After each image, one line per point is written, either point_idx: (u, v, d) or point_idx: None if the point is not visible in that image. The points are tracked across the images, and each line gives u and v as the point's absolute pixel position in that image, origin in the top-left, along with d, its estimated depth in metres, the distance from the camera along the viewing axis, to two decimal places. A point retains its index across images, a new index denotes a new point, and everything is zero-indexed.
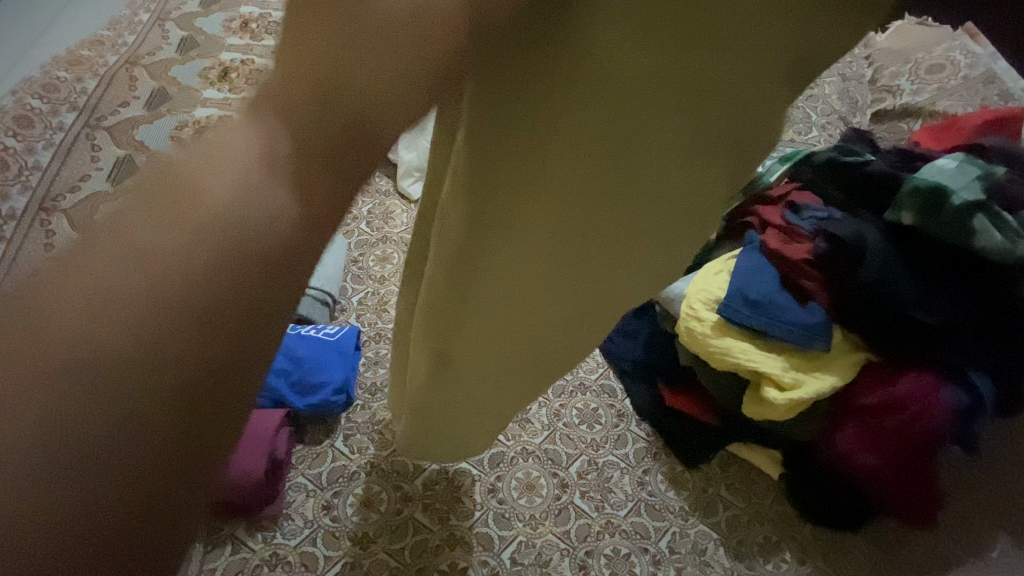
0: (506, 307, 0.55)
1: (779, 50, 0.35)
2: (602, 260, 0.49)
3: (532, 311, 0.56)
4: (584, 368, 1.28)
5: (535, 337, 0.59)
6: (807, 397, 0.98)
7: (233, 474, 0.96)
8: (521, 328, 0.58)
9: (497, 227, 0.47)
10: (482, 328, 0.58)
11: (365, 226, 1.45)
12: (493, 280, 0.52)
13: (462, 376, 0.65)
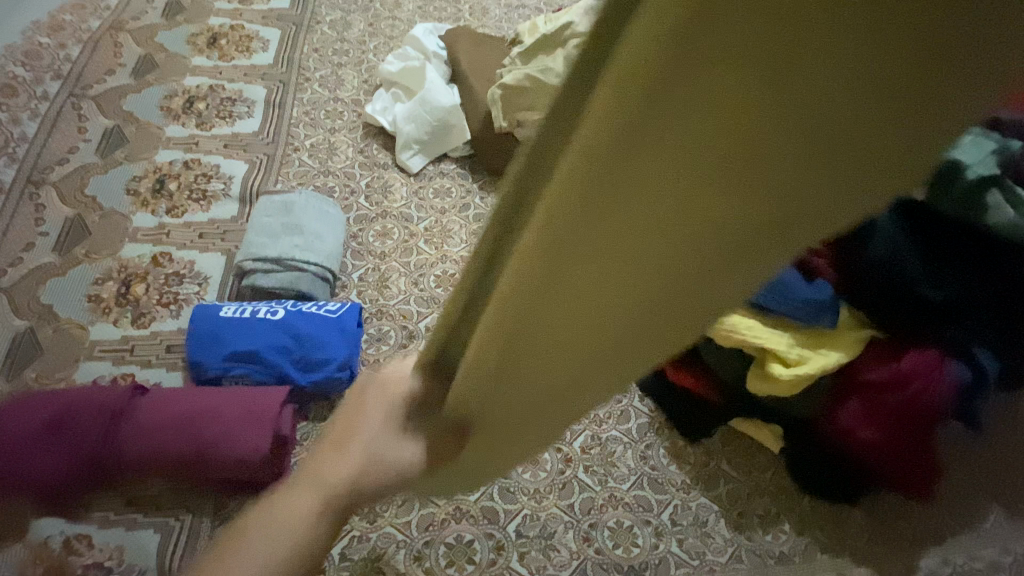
0: (622, 258, 0.42)
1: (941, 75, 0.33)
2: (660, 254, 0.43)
3: (651, 263, 0.44)
4: None
5: (622, 304, 0.48)
6: (813, 373, 0.98)
7: (238, 451, 0.95)
8: (624, 288, 0.46)
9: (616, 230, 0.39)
10: (575, 297, 0.45)
11: (364, 201, 1.42)
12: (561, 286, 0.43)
13: (523, 355, 0.50)
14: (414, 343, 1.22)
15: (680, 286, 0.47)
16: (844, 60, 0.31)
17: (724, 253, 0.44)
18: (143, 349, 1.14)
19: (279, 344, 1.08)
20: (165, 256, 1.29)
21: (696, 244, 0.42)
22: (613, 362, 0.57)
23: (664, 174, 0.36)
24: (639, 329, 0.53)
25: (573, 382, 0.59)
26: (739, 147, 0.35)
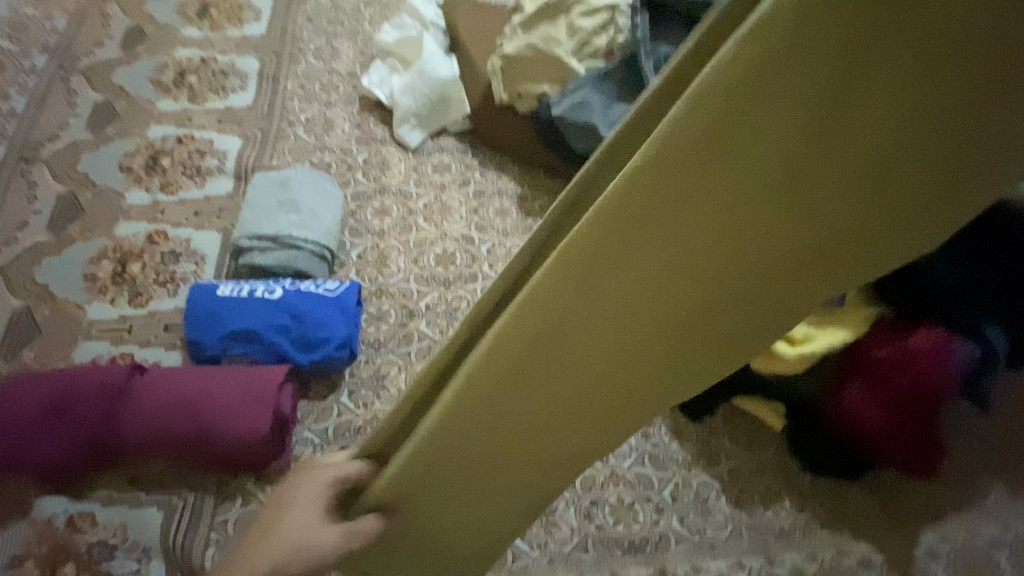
0: (713, 214, 0.43)
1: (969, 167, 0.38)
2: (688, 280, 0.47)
3: (753, 219, 0.43)
4: None
5: (602, 360, 0.53)
6: (818, 351, 0.98)
7: (239, 431, 0.95)
8: (622, 329, 0.50)
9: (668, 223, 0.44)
10: (661, 232, 0.44)
11: (362, 176, 1.39)
12: (600, 289, 0.48)
13: (467, 427, 0.57)
14: (414, 322, 1.21)
15: (736, 297, 0.48)
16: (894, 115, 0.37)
17: (825, 209, 0.42)
18: (141, 328, 1.13)
19: (278, 324, 1.06)
20: (160, 235, 1.27)
21: (806, 207, 0.42)
22: (557, 441, 0.62)
23: (810, 93, 0.37)
24: (710, 319, 0.49)
25: (509, 467, 0.65)
26: (866, 81, 0.36)
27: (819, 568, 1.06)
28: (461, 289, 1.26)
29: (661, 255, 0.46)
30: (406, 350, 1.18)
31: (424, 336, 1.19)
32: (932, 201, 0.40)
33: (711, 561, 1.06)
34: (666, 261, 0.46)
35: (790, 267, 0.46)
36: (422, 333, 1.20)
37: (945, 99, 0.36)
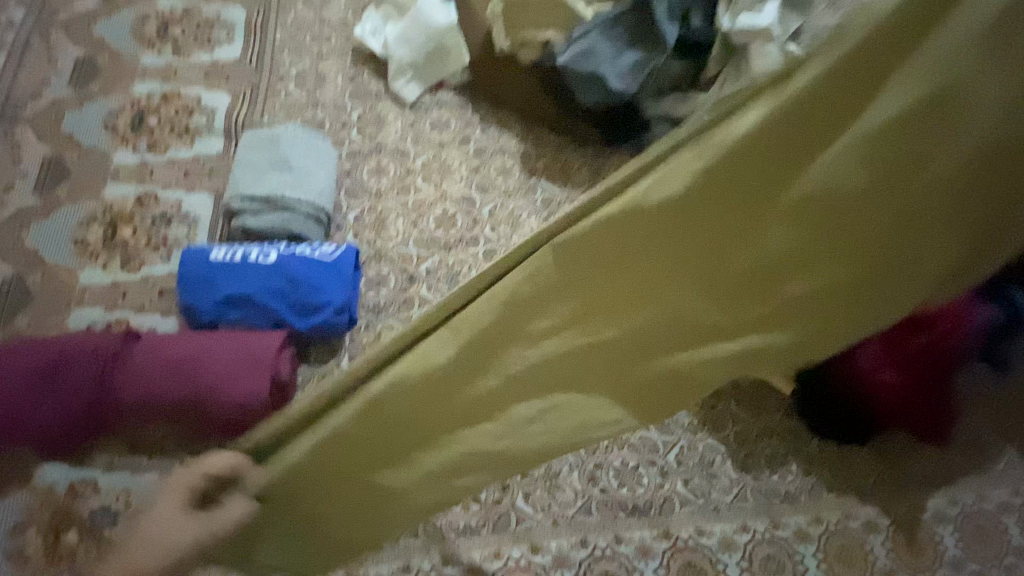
0: (605, 301, 0.68)
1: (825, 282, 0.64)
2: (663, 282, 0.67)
3: (723, 238, 0.65)
4: None
5: (463, 445, 0.70)
6: None
7: (238, 396, 0.93)
8: (484, 423, 0.70)
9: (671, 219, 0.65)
10: (666, 236, 0.66)
11: (356, 134, 1.32)
12: (618, 255, 0.67)
13: (360, 447, 0.69)
14: (414, 287, 1.17)
15: (598, 391, 0.70)
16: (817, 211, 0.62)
17: (766, 245, 0.64)
18: (134, 293, 1.10)
19: (273, 288, 1.03)
20: (150, 197, 1.22)
21: (753, 241, 0.64)
22: (395, 517, 0.72)
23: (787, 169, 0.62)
24: (667, 328, 0.68)
25: (356, 533, 0.72)
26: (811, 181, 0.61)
27: (824, 530, 1.06)
28: (463, 252, 1.22)
29: (543, 342, 0.69)
30: (407, 316, 1.14)
31: (425, 301, 1.16)
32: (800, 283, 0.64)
33: (715, 523, 1.06)
34: (547, 338, 0.69)
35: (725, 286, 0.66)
36: (423, 298, 1.16)
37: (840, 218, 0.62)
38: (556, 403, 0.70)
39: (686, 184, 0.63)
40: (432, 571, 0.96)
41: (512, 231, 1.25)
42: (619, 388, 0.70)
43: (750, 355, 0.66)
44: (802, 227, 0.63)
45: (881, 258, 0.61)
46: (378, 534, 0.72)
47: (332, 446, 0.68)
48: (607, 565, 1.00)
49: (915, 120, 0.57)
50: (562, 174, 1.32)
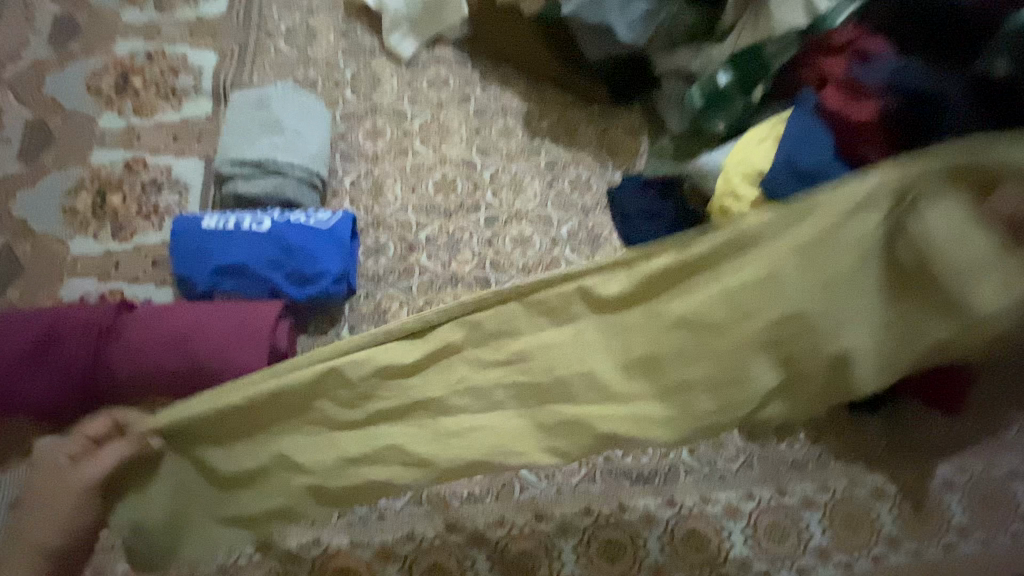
0: (536, 356, 0.82)
1: (717, 376, 0.80)
2: (633, 329, 0.82)
3: (699, 304, 0.79)
4: (600, 254, 1.18)
5: (320, 469, 0.80)
6: None
7: (235, 369, 0.92)
8: (356, 451, 0.80)
9: (677, 275, 0.81)
10: (668, 294, 0.82)
11: (350, 94, 1.26)
12: (627, 300, 0.82)
13: (253, 426, 0.80)
14: (414, 255, 1.14)
15: (486, 427, 0.81)
16: (787, 300, 0.77)
17: (716, 329, 0.79)
18: (126, 263, 1.06)
19: (268, 258, 1.00)
20: (139, 163, 1.17)
21: (709, 320, 0.79)
22: (213, 505, 0.81)
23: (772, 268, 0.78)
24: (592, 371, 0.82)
25: (183, 513, 0.80)
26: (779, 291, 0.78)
27: (830, 498, 1.06)
28: (464, 218, 1.18)
29: (484, 374, 0.82)
30: (407, 285, 1.11)
31: (425, 270, 1.13)
32: (712, 371, 0.79)
33: (720, 492, 1.05)
34: (494, 390, 0.82)
35: (667, 350, 0.81)
36: (423, 267, 1.13)
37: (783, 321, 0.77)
38: (420, 425, 0.81)
39: (671, 271, 0.80)
40: (436, 539, 0.95)
41: (514, 196, 1.21)
42: (508, 435, 0.81)
43: (632, 422, 0.81)
44: (743, 320, 0.78)
45: (738, 368, 0.79)
46: (197, 520, 0.81)
47: (238, 413, 0.79)
48: (612, 532, 1.00)
49: (855, 290, 0.76)
50: (565, 136, 1.27)
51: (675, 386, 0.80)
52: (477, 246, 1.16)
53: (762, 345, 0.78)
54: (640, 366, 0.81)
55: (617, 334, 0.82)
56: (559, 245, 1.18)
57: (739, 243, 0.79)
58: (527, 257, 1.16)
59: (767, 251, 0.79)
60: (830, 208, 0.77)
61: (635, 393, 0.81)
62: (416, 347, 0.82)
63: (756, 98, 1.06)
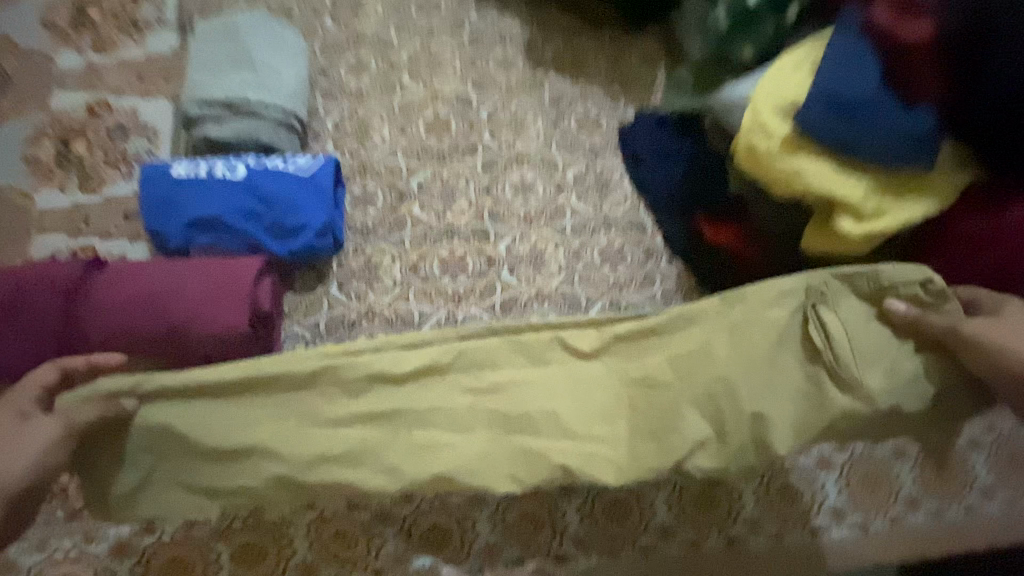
0: (509, 391, 0.84)
1: (654, 442, 0.83)
2: (590, 384, 0.86)
3: (655, 368, 0.86)
4: (609, 201, 1.09)
5: (295, 459, 0.78)
6: (886, 228, 0.82)
7: (214, 329, 0.85)
8: (335, 448, 0.79)
9: (641, 341, 0.88)
10: (625, 359, 0.87)
11: (330, 23, 1.13)
12: (577, 366, 0.87)
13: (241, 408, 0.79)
14: (406, 204, 1.05)
15: (452, 444, 0.81)
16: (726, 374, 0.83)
17: (662, 395, 0.84)
18: (97, 217, 0.98)
19: (245, 208, 0.92)
20: (102, 106, 1.07)
21: (658, 384, 0.85)
22: (184, 478, 0.78)
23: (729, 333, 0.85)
24: (564, 406, 0.84)
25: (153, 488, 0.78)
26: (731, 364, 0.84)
27: (848, 458, 1.02)
28: (459, 163, 1.08)
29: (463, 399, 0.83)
30: (399, 238, 1.03)
31: (419, 221, 1.05)
32: (649, 435, 0.83)
33: None
34: (467, 414, 0.83)
35: (612, 408, 0.85)
36: (416, 218, 1.05)
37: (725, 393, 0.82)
38: (392, 430, 0.81)
39: (624, 333, 0.87)
40: (436, 501, 0.91)
41: (515, 136, 1.10)
42: (476, 458, 0.80)
43: (583, 459, 0.82)
44: (692, 384, 0.84)
45: (679, 430, 0.82)
46: (161, 489, 0.77)
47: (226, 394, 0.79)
48: (617, 494, 0.95)
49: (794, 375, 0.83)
50: (570, 68, 1.15)
51: (610, 447, 0.83)
52: (475, 194, 1.07)
53: (701, 415, 0.83)
54: (594, 409, 0.84)
55: (587, 387, 0.85)
56: (564, 191, 1.08)
57: (705, 310, 0.87)
58: (529, 205, 1.07)
59: (725, 321, 0.86)
60: (782, 282, 0.85)
61: (597, 435, 0.83)
62: (411, 359, 0.83)
63: (792, 17, 0.93)
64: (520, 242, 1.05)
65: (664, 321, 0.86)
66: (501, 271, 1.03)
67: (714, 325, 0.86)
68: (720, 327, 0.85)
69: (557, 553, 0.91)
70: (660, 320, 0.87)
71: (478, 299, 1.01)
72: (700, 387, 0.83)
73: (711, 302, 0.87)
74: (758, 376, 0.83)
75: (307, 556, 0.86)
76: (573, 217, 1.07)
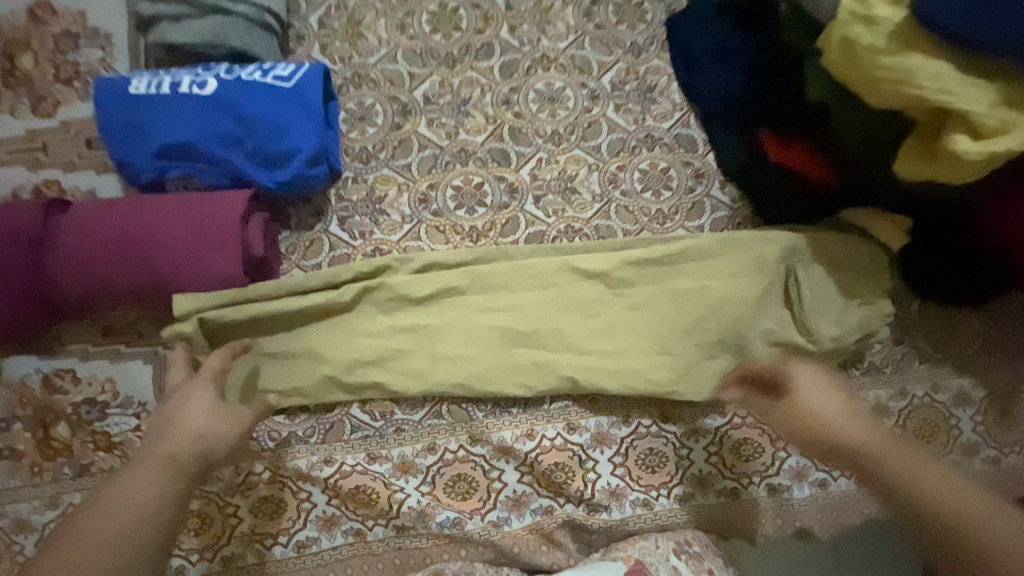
0: (525, 311, 0.82)
1: (667, 368, 0.82)
2: (610, 310, 0.83)
3: (669, 304, 0.83)
4: (653, 114, 0.93)
5: (337, 361, 0.80)
6: (1017, 147, 0.62)
7: (206, 279, 0.76)
8: (369, 354, 0.80)
9: (656, 274, 0.84)
10: (642, 289, 0.83)
11: None
12: (596, 295, 0.83)
13: (287, 319, 0.79)
14: (411, 122, 0.90)
15: (468, 356, 0.81)
16: (740, 305, 0.83)
17: (675, 330, 0.83)
18: (57, 146, 0.85)
19: (222, 132, 0.78)
20: (43, 7, 0.89)
21: (671, 317, 0.83)
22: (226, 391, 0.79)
23: (748, 269, 0.84)
24: (584, 323, 0.82)
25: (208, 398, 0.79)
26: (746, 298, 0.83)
27: (905, 405, 0.93)
28: (473, 67, 0.92)
29: (480, 318, 0.82)
30: (405, 162, 0.89)
31: (426, 143, 0.90)
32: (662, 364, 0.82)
33: None
34: (481, 330, 0.81)
35: (632, 336, 0.83)
36: (423, 139, 0.90)
37: (736, 324, 0.83)
38: (415, 342, 0.80)
39: (641, 260, 0.83)
40: (460, 451, 0.85)
41: (539, 33, 0.93)
42: (489, 369, 0.80)
43: (606, 375, 0.81)
44: (707, 317, 0.83)
45: (689, 357, 0.82)
46: None
47: (270, 307, 0.78)
48: (653, 443, 0.88)
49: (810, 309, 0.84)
50: None
51: (640, 373, 0.82)
52: (493, 107, 0.91)
53: (709, 346, 0.83)
54: (614, 330, 0.82)
55: (597, 306, 0.83)
56: (600, 102, 0.92)
57: (725, 247, 0.84)
58: (557, 120, 0.92)
59: (745, 254, 0.84)
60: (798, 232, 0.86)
61: (617, 360, 0.82)
62: (427, 282, 0.81)
63: None
64: (545, 166, 0.91)
65: (682, 253, 0.84)
66: (525, 201, 0.89)
67: (731, 263, 0.84)
68: (742, 264, 0.84)
69: (590, 503, 0.86)
70: (678, 252, 0.84)
71: (500, 236, 0.88)
72: (710, 324, 0.83)
73: (735, 237, 0.85)
74: (768, 303, 0.84)
75: (328, 509, 0.82)
76: (609, 134, 0.92)
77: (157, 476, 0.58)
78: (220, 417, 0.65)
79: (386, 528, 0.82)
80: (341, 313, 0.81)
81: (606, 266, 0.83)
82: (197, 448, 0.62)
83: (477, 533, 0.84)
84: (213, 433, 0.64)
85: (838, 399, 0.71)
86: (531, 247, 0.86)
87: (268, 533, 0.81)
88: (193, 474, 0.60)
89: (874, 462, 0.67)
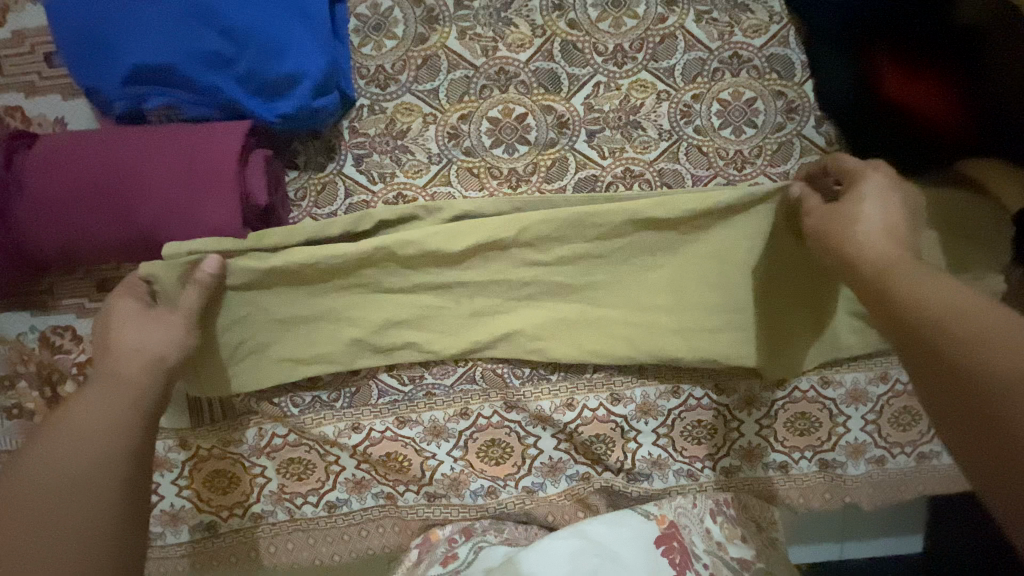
0: (572, 276, 0.71)
1: (729, 343, 0.72)
2: (671, 277, 0.71)
3: (741, 271, 0.71)
4: (741, 27, 0.75)
5: (357, 329, 0.71)
6: None
7: (200, 233, 0.65)
8: (396, 321, 0.71)
9: (731, 239, 0.70)
10: (711, 252, 0.71)
11: None
12: (655, 258, 0.71)
13: (301, 283, 0.69)
14: (438, 34, 0.74)
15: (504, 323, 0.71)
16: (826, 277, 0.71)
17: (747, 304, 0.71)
18: (11, 63, 0.70)
19: (204, 49, 0.62)
20: None
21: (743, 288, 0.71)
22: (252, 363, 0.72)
23: None
24: (639, 290, 0.72)
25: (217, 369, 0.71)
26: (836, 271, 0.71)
27: None
28: None
29: (519, 282, 0.71)
30: (431, 87, 0.73)
31: (456, 62, 0.73)
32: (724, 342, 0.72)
33: (846, 372, 0.82)
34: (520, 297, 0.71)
35: (693, 309, 0.72)
36: (452, 56, 0.73)
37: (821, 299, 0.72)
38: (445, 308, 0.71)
39: (714, 218, 0.70)
40: (494, 417, 0.79)
41: None
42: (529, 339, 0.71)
43: (660, 349, 0.72)
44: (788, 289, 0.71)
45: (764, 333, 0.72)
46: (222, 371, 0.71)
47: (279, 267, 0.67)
48: (702, 415, 0.82)
49: None
50: None
51: (696, 350, 0.72)
52: (542, 13, 0.74)
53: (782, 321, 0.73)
54: (673, 301, 0.71)
55: (657, 272, 0.71)
56: (676, 8, 0.74)
57: None
58: (620, 33, 0.74)
59: None
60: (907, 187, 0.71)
61: (675, 333, 0.72)
62: (460, 241, 0.70)
63: None
64: (603, 94, 0.74)
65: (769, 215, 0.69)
66: (576, 138, 0.74)
67: None
68: None
69: (629, 472, 0.82)
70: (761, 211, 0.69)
71: (544, 181, 0.74)
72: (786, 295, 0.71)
73: None
74: None
75: (357, 473, 0.79)
76: (685, 52, 0.74)
77: (94, 396, 0.54)
78: (153, 328, 0.60)
79: (417, 495, 0.80)
80: (357, 274, 0.70)
81: (671, 226, 0.70)
82: (145, 364, 0.58)
83: (510, 500, 0.80)
84: (154, 344, 0.59)
85: (877, 216, 0.57)
86: (580, 197, 0.72)
87: (298, 493, 0.79)
88: (127, 393, 0.55)
89: (899, 286, 0.51)
